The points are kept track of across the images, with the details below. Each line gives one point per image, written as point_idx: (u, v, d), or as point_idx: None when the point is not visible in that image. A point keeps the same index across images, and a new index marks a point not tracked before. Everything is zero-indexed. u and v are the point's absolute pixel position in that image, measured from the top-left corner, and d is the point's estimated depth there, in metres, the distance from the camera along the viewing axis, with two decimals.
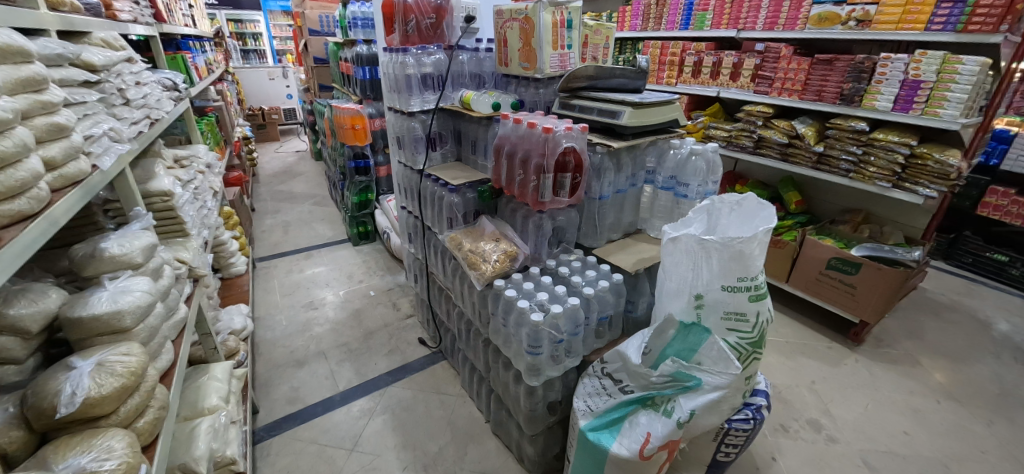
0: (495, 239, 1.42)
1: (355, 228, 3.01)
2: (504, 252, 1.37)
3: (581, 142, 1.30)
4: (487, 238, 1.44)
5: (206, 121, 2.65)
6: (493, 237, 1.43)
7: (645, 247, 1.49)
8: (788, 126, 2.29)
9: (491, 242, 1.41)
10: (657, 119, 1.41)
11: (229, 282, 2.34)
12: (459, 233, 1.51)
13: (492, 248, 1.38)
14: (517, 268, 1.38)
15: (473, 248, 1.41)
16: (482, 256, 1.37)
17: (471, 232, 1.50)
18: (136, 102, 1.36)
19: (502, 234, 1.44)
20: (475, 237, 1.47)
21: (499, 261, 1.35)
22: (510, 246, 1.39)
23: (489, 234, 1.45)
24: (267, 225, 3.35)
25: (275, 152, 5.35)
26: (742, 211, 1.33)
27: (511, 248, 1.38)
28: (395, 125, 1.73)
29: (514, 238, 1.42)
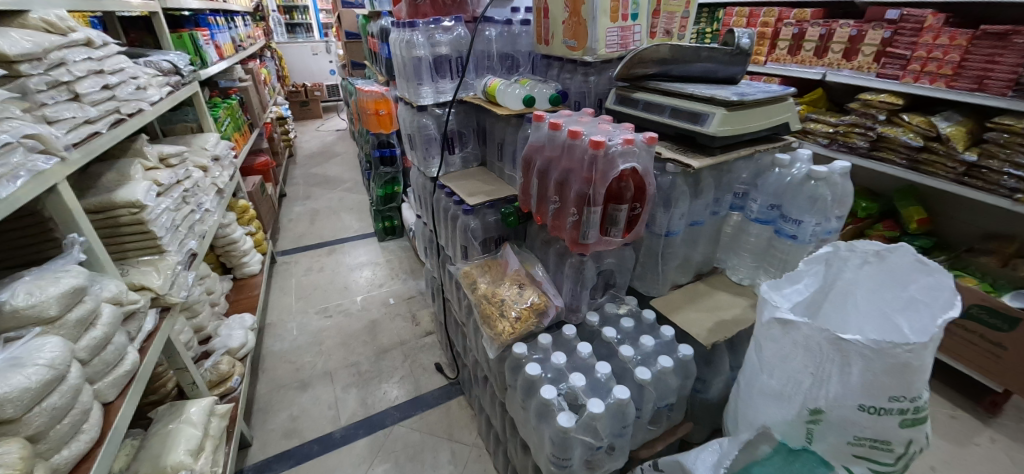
0: (518, 282, 1.07)
1: (380, 223, 2.76)
2: (529, 305, 1.02)
3: (645, 160, 0.89)
4: (509, 279, 1.09)
5: (225, 106, 2.47)
6: (517, 278, 1.08)
7: (724, 305, 1.09)
8: (925, 124, 1.71)
9: (513, 287, 1.06)
10: (760, 123, 0.97)
11: (241, 283, 2.19)
12: (475, 267, 1.17)
13: (514, 296, 1.04)
14: (546, 326, 1.02)
15: (489, 293, 1.07)
16: (500, 309, 1.02)
17: (490, 268, 1.15)
18: (89, 98, 1.13)
19: (529, 275, 1.09)
20: (494, 275, 1.13)
21: (522, 316, 1.00)
22: (538, 295, 1.04)
23: (512, 273, 1.10)
24: (295, 214, 3.20)
25: (315, 130, 5.24)
26: (881, 273, 0.93)
27: (539, 298, 1.03)
28: (405, 120, 1.40)
29: (544, 283, 1.06)
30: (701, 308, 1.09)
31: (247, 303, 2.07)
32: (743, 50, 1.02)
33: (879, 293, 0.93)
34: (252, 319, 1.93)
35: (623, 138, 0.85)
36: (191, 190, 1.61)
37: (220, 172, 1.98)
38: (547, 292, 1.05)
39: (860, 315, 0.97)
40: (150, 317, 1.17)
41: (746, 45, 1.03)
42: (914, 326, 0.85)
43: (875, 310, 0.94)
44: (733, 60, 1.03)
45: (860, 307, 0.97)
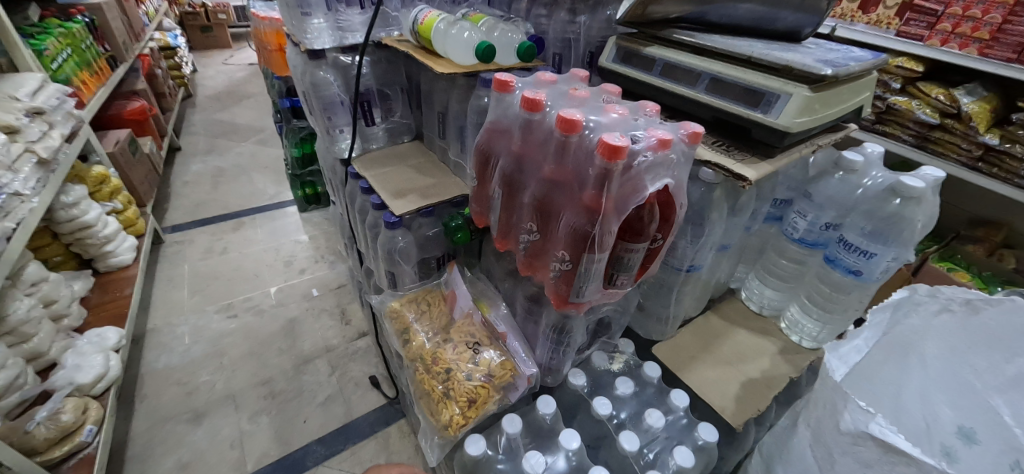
0: (471, 336, 0.72)
1: (299, 190, 2.23)
2: (489, 376, 0.68)
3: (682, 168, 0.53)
4: (458, 331, 0.73)
5: (59, 30, 1.78)
6: (469, 329, 0.73)
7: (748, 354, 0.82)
8: (944, 96, 1.47)
9: (463, 345, 0.71)
10: (838, 109, 0.64)
11: (108, 280, 1.68)
12: (407, 303, 0.80)
13: (464, 363, 0.69)
14: (513, 402, 0.70)
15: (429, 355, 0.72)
16: (445, 382, 0.68)
17: (431, 307, 0.79)
18: None
19: (486, 323, 0.74)
20: (436, 319, 0.77)
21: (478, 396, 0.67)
22: (500, 358, 0.70)
23: (463, 319, 0.75)
24: (192, 174, 2.57)
25: (221, 63, 4.30)
26: (965, 329, 0.71)
27: (504, 363, 0.69)
28: (295, 69, 0.92)
29: (510, 335, 0.72)
30: (720, 357, 0.82)
31: (113, 308, 1.57)
32: None
33: (960, 356, 0.72)
34: (118, 333, 1.45)
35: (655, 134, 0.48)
36: None
37: (42, 131, 1.40)
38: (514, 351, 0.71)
39: (927, 381, 0.76)
40: None
41: None
42: None
43: (952, 377, 0.73)
44: (801, 6, 0.67)
45: (930, 370, 0.75)
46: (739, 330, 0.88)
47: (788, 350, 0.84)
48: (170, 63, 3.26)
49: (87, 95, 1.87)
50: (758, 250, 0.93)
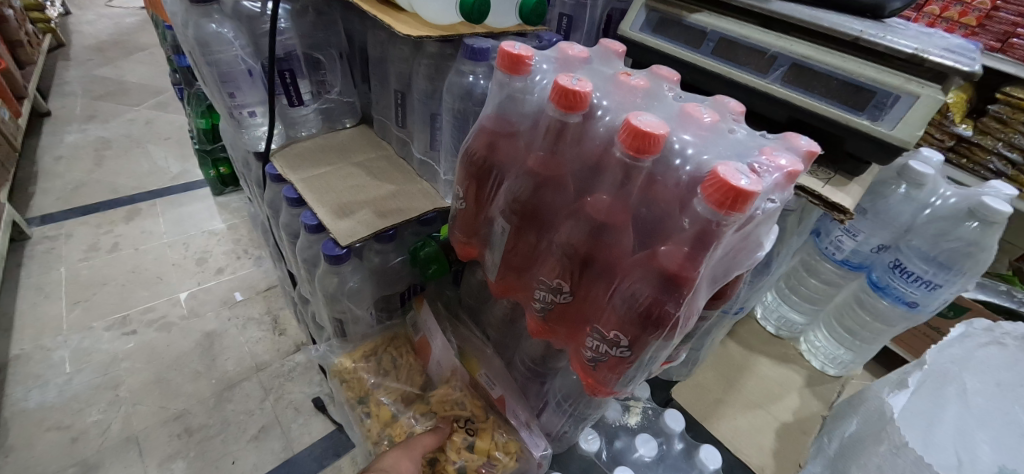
0: (458, 405, 0.55)
1: (210, 170, 1.83)
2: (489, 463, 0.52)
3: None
4: (439, 396, 0.55)
5: None
6: (455, 394, 0.55)
7: (776, 394, 0.70)
8: None
9: (450, 418, 0.54)
10: None
11: None
12: (363, 356, 0.60)
13: (454, 446, 0.52)
14: None
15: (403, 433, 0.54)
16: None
17: (398, 361, 0.60)
18: None
19: (476, 384, 0.56)
20: (406, 379, 0.59)
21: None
22: (502, 438, 0.53)
23: (446, 378, 0.56)
24: (67, 148, 2.05)
25: (103, 4, 3.50)
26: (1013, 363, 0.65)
27: (509, 444, 0.53)
28: (175, 20, 0.63)
29: (509, 404, 0.55)
30: (746, 397, 0.69)
31: None
32: None
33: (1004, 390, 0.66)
34: None
35: (779, 161, 0.29)
36: None
37: None
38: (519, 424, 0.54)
39: (967, 418, 0.68)
40: None
41: None
42: None
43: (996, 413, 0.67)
44: None
45: (970, 406, 0.68)
46: (759, 358, 0.76)
47: (814, 381, 0.73)
48: (26, 2, 2.57)
49: None
50: None
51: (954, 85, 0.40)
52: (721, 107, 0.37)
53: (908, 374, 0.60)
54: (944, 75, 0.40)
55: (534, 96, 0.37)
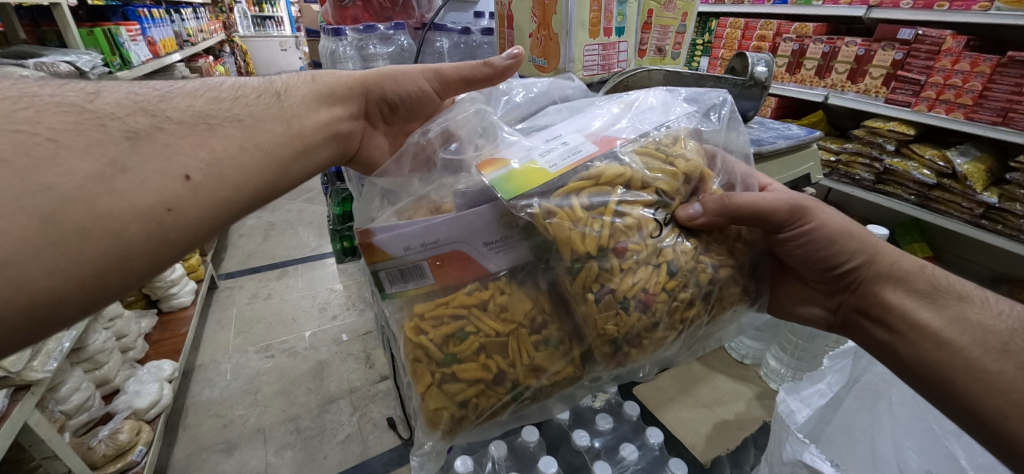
0: (647, 254, 0.48)
1: (337, 243, 2.45)
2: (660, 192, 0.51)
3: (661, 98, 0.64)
4: (607, 256, 0.47)
5: None
6: (606, 243, 0.47)
7: (724, 398, 0.88)
8: (938, 157, 1.54)
9: (670, 253, 0.49)
10: (774, 178, 0.76)
11: (169, 318, 1.92)
12: (458, 380, 0.49)
13: (692, 247, 0.51)
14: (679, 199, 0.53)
15: (659, 295, 0.47)
16: (683, 284, 0.49)
17: (461, 300, 0.49)
18: None
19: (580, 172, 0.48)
20: (526, 314, 0.50)
21: (730, 246, 0.54)
22: (660, 192, 0.51)
23: (580, 242, 0.46)
24: (247, 227, 2.89)
25: None
26: None
27: (664, 183, 0.51)
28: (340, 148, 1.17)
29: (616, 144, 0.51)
30: (695, 399, 0.88)
31: (171, 344, 1.78)
32: (759, 82, 0.78)
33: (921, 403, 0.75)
34: (172, 366, 1.65)
35: None
36: None
37: None
38: (618, 149, 0.51)
39: (897, 426, 0.78)
40: None
41: (762, 75, 0.77)
42: (980, 462, 0.70)
43: (917, 423, 0.76)
44: (741, 95, 0.80)
45: (897, 417, 0.78)
46: (718, 375, 0.94)
47: (764, 395, 0.88)
48: None
49: None
50: None
51: None
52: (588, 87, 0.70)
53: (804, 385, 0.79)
54: None
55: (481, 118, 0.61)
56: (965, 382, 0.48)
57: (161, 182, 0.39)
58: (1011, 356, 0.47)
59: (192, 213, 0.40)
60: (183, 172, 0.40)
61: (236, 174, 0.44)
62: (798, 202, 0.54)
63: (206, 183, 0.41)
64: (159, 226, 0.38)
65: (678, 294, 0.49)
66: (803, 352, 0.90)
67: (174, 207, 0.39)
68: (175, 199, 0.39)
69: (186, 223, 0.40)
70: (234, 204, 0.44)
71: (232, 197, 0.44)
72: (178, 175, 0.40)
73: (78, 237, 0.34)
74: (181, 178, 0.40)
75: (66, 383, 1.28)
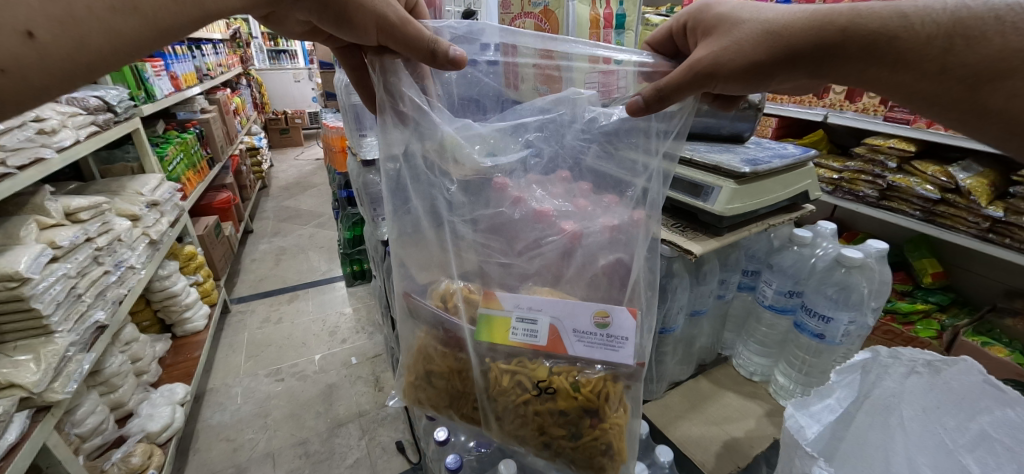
0: (539, 427, 0.57)
1: (347, 267, 2.49)
2: (587, 379, 0.54)
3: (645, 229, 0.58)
4: (520, 405, 0.56)
5: (178, 140, 2.27)
6: (520, 403, 0.56)
7: (734, 416, 0.88)
8: (940, 173, 1.55)
9: (556, 437, 0.57)
10: (771, 196, 0.78)
11: (182, 342, 1.95)
12: (426, 390, 0.63)
13: (576, 442, 0.57)
14: (602, 398, 0.54)
15: (529, 442, 0.59)
16: (553, 445, 0.57)
17: (436, 362, 0.59)
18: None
19: (517, 353, 0.56)
20: (464, 399, 0.61)
21: (603, 457, 0.57)
22: (582, 383, 0.54)
23: (493, 387, 0.56)
24: (259, 252, 2.95)
25: (295, 159, 5.02)
26: (934, 390, 0.77)
27: (576, 390, 0.54)
28: (352, 174, 1.21)
29: (555, 350, 0.54)
30: (704, 418, 0.87)
31: (182, 368, 1.81)
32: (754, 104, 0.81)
33: (933, 417, 0.77)
34: (184, 389, 1.67)
35: None
36: (107, 247, 1.42)
37: (155, 218, 1.77)
38: (559, 355, 0.55)
39: (909, 442, 0.80)
40: (17, 423, 0.97)
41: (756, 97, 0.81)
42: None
43: (929, 438, 0.78)
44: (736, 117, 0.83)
45: (908, 431, 0.80)
46: (728, 392, 0.93)
47: (774, 412, 0.88)
48: (254, 162, 3.91)
49: (190, 189, 2.32)
50: (743, 318, 1.03)
51: (738, 176, 0.72)
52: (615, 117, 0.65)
53: (814, 402, 0.77)
54: (731, 173, 0.72)
55: (450, 186, 0.59)
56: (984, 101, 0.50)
57: (4, 42, 0.43)
58: (1000, 87, 0.48)
59: (29, 76, 0.46)
60: (24, 28, 0.44)
61: (105, 37, 0.49)
62: (749, 58, 0.55)
63: (51, 43, 0.46)
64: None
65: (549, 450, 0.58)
66: (811, 367, 0.90)
67: (7, 69, 0.44)
68: (10, 59, 0.44)
69: (26, 82, 0.46)
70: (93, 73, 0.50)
71: (96, 62, 0.49)
72: (16, 31, 0.44)
73: None
74: (21, 35, 0.44)
75: (82, 406, 1.31)
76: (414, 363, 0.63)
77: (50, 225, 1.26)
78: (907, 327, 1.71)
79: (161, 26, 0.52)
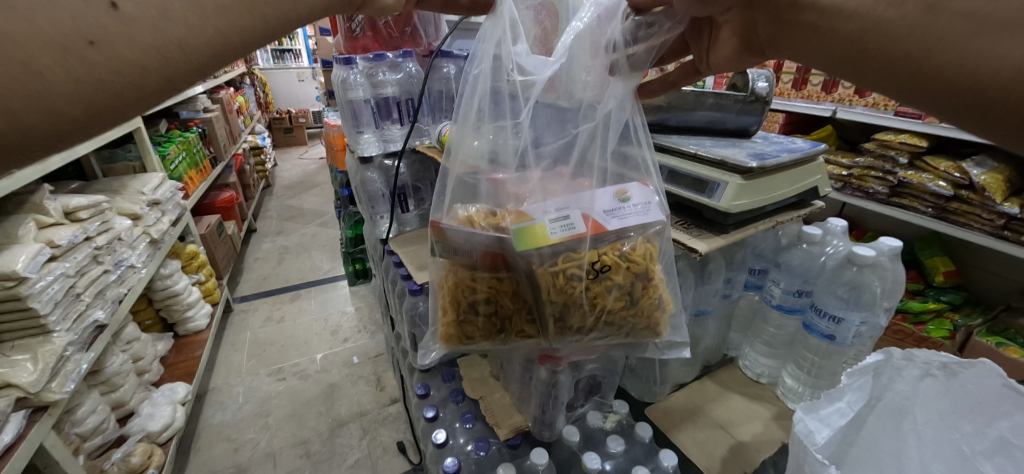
0: (593, 306, 0.60)
1: (349, 266, 2.48)
2: (626, 246, 0.59)
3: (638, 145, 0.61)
4: (576, 294, 0.59)
5: (180, 139, 2.26)
6: (573, 289, 0.58)
7: (740, 419, 0.85)
8: (953, 169, 1.51)
9: (612, 310, 0.61)
10: (779, 192, 0.75)
11: (184, 341, 1.95)
12: (476, 314, 0.63)
13: (626, 307, 0.61)
14: (642, 264, 0.59)
15: (585, 325, 0.61)
16: (605, 319, 0.62)
17: (485, 285, 0.61)
18: None
19: (559, 250, 0.57)
20: (515, 301, 0.63)
21: (658, 312, 0.63)
22: (624, 252, 0.59)
23: (548, 291, 0.58)
24: (262, 251, 2.95)
25: (298, 158, 5.03)
26: (949, 394, 0.74)
27: (621, 257, 0.58)
28: (351, 171, 1.20)
29: (594, 228, 0.57)
30: (709, 421, 0.85)
31: (184, 367, 1.80)
32: (760, 97, 0.78)
33: (948, 422, 0.74)
34: (185, 389, 1.67)
35: None
36: (107, 246, 1.42)
37: (156, 217, 1.77)
38: (588, 237, 0.57)
39: (923, 446, 0.77)
40: (14, 424, 0.96)
41: (763, 90, 0.78)
42: None
43: (945, 443, 0.75)
44: (742, 111, 0.80)
45: (923, 435, 0.78)
46: (734, 395, 0.90)
47: (782, 415, 0.85)
48: (258, 161, 3.93)
49: (192, 188, 2.32)
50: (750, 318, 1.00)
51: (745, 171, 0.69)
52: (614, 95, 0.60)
53: (823, 407, 0.74)
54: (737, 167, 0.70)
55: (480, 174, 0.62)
56: (940, 66, 0.42)
57: (84, 9, 0.34)
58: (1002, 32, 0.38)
59: (128, 53, 0.37)
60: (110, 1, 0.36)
61: (185, 9, 0.39)
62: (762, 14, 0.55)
63: (141, 17, 0.37)
64: (86, 62, 0.36)
65: (604, 323, 0.62)
66: (821, 369, 0.87)
67: (97, 40, 0.35)
68: (99, 31, 0.35)
69: (117, 62, 0.37)
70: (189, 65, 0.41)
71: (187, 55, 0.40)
72: (101, 2, 0.35)
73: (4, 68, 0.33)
74: (104, 7, 0.35)
75: (82, 405, 1.30)
76: (451, 299, 0.63)
77: (49, 224, 1.26)
78: (919, 326, 1.67)
79: (260, 8, 0.44)
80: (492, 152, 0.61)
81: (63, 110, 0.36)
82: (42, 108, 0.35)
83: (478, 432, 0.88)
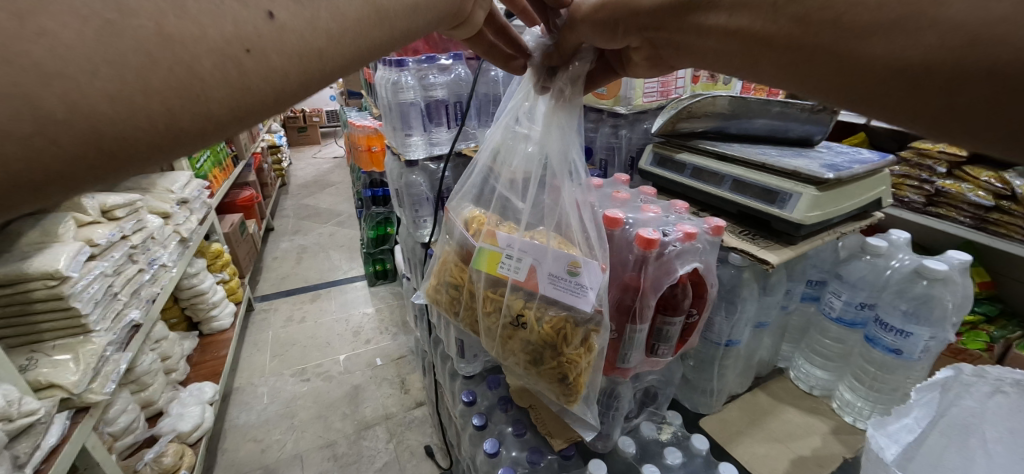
0: (513, 347, 0.63)
1: (369, 267, 2.48)
2: (551, 312, 0.59)
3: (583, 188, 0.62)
4: (501, 332, 0.63)
5: None
6: (502, 323, 0.62)
7: (797, 433, 0.83)
8: (995, 179, 1.48)
9: (527, 360, 0.62)
10: (848, 203, 0.74)
11: (208, 340, 1.95)
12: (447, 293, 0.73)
13: (536, 366, 0.62)
14: (560, 335, 0.58)
15: (504, 357, 0.65)
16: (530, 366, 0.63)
17: (456, 274, 0.70)
18: None
19: (497, 281, 0.62)
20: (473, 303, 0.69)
21: (564, 388, 0.61)
22: (552, 319, 0.59)
23: (481, 308, 0.64)
24: (280, 250, 2.96)
25: (312, 157, 5.04)
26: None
27: (540, 324, 0.59)
28: (392, 173, 1.20)
29: (526, 282, 0.59)
30: (766, 434, 0.83)
31: (210, 367, 1.80)
32: (827, 106, 0.79)
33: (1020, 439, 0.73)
34: (212, 389, 1.66)
35: (712, 222, 0.67)
36: (141, 245, 1.42)
37: (185, 216, 1.77)
38: (519, 287, 0.60)
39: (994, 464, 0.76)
40: (57, 426, 0.96)
41: (830, 99, 0.79)
42: None
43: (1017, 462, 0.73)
44: (807, 119, 0.80)
45: (993, 453, 0.76)
46: (788, 407, 0.89)
47: (841, 429, 0.83)
48: (275, 159, 3.94)
49: (217, 187, 2.33)
50: (802, 329, 0.99)
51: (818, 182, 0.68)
52: (570, 136, 0.60)
53: (892, 423, 0.72)
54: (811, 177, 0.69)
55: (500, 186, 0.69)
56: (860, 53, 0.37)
57: (241, 14, 0.30)
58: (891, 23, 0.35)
59: (277, 62, 0.32)
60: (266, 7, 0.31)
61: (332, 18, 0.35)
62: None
63: (294, 25, 0.32)
64: (240, 69, 0.30)
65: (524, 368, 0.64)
66: (880, 383, 0.86)
67: (253, 49, 0.30)
68: (254, 36, 0.30)
69: (271, 71, 0.32)
70: (328, 74, 0.36)
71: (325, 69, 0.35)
72: (259, 8, 0.30)
73: (159, 65, 0.27)
74: (263, 14, 0.30)
75: (115, 405, 1.30)
76: (439, 270, 0.74)
77: (87, 222, 1.25)
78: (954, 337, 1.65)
79: (392, 19, 0.40)
80: (543, 158, 0.62)
81: (212, 116, 0.30)
82: (185, 121, 0.29)
83: (530, 442, 0.87)
